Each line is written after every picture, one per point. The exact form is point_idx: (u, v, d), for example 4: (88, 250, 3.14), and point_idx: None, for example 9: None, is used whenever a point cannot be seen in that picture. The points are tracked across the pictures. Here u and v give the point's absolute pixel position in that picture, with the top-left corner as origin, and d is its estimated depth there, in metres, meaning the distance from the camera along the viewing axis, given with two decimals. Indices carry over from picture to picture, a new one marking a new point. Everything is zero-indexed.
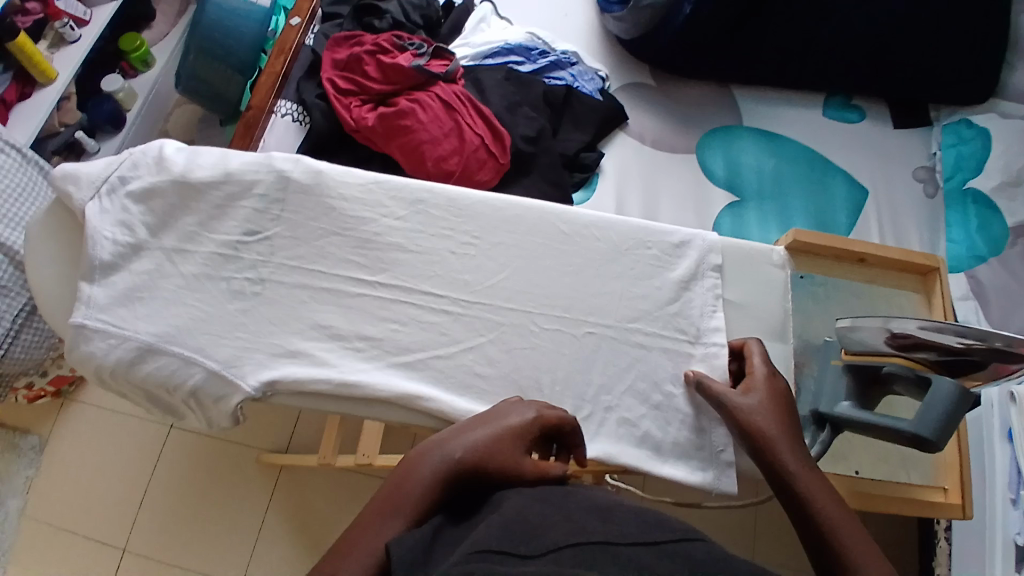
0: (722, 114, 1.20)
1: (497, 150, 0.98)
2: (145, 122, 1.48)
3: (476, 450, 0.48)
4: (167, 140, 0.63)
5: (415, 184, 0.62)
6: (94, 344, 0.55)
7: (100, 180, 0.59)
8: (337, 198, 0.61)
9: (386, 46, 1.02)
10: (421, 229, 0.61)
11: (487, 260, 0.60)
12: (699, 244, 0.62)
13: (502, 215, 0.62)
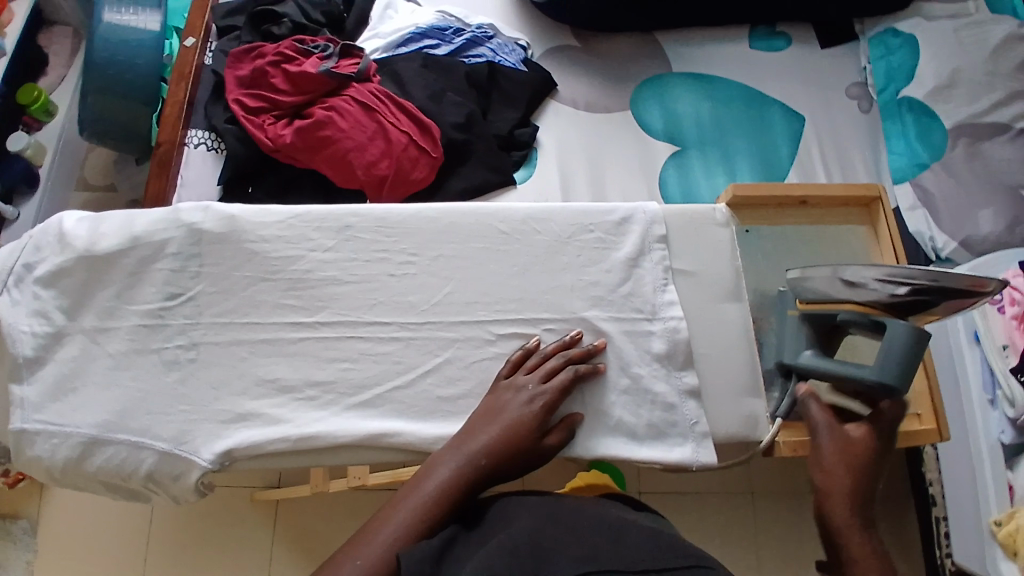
0: (652, 65, 1.18)
1: (427, 145, 0.95)
2: (61, 175, 1.41)
3: (489, 456, 0.51)
4: (67, 212, 0.62)
5: (340, 209, 0.60)
6: (38, 446, 0.55)
7: (4, 271, 0.58)
8: (257, 241, 0.58)
9: (290, 54, 0.96)
10: (352, 257, 0.59)
11: (427, 276, 0.59)
12: (641, 216, 0.61)
13: (435, 226, 0.60)
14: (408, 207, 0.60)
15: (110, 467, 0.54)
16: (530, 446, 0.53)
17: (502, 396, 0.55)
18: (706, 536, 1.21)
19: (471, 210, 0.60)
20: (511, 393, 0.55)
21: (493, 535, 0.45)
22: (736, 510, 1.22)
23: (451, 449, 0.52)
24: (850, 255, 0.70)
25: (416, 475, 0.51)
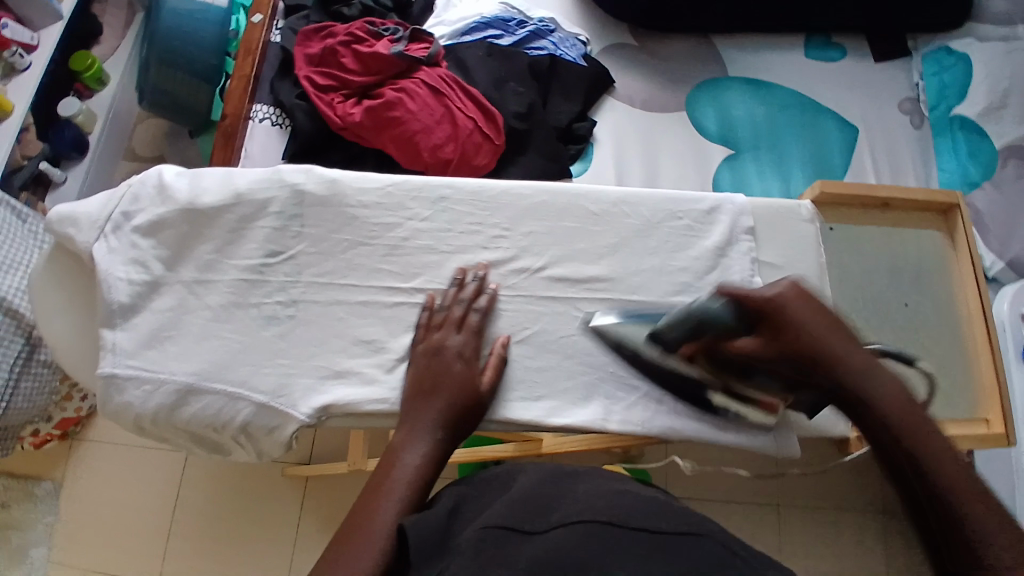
0: (708, 68, 1.18)
1: (491, 131, 0.96)
2: (110, 143, 1.43)
3: (441, 420, 0.53)
4: (165, 166, 0.64)
5: (437, 181, 0.63)
6: (129, 391, 0.56)
7: (102, 219, 0.60)
8: (356, 205, 0.62)
9: (360, 35, 0.98)
10: (449, 227, 0.62)
11: (518, 252, 0.62)
12: (729, 208, 0.63)
13: (528, 202, 0.63)
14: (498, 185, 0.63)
15: (204, 417, 0.56)
16: (471, 393, 0.55)
17: (435, 358, 0.56)
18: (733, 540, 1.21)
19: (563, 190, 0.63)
20: (441, 355, 0.56)
21: (499, 496, 0.46)
22: (759, 519, 1.22)
23: (404, 427, 0.53)
24: (925, 257, 0.75)
25: (386, 459, 0.50)
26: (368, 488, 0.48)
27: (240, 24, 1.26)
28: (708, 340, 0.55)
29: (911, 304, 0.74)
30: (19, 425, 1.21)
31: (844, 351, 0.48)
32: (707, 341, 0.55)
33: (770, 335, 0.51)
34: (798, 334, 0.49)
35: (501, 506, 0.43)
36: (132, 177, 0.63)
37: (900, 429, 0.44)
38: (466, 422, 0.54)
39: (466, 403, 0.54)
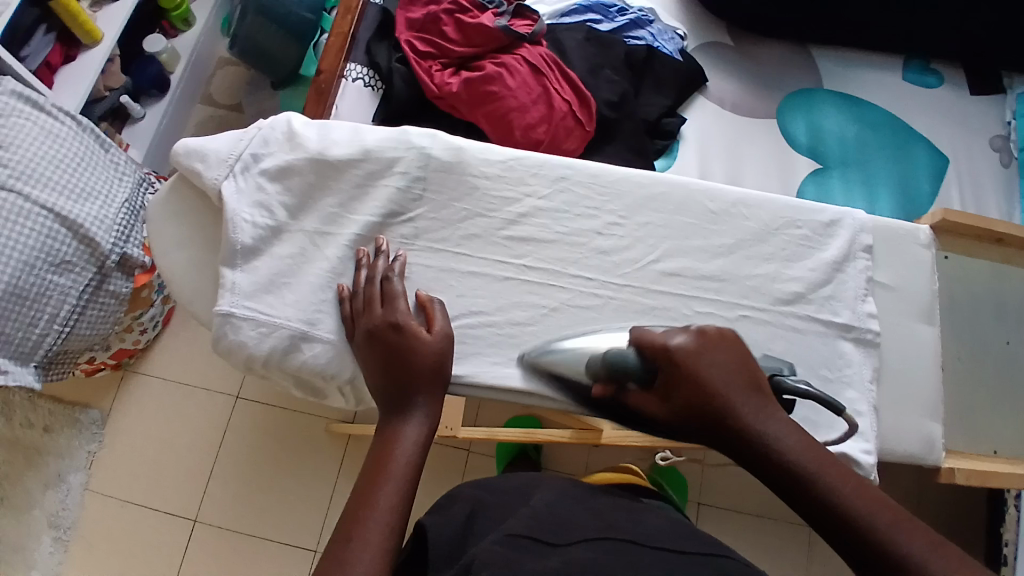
0: (802, 77, 1.15)
1: (583, 116, 0.95)
2: (189, 84, 1.45)
3: (395, 387, 0.56)
4: (292, 114, 0.67)
5: (558, 161, 0.67)
6: (245, 331, 0.60)
7: (232, 157, 0.63)
8: (480, 176, 0.66)
9: (465, 5, 0.98)
10: (566, 208, 0.66)
11: (632, 241, 0.65)
12: (849, 222, 0.67)
13: (647, 193, 0.67)
14: (627, 169, 0.67)
15: (315, 365, 0.60)
16: (431, 365, 0.57)
17: (377, 331, 0.58)
18: (762, 554, 1.18)
19: (685, 182, 0.67)
20: (378, 330, 0.58)
21: (517, 509, 0.58)
22: (791, 537, 1.19)
23: (386, 405, 0.57)
24: None
25: (385, 438, 0.54)
26: (366, 472, 0.53)
27: None
28: (618, 386, 0.54)
29: (1011, 343, 0.75)
30: (79, 357, 1.21)
31: (755, 407, 0.50)
32: (614, 387, 0.54)
33: (665, 395, 0.52)
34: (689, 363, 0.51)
35: (521, 520, 0.53)
36: (260, 120, 0.66)
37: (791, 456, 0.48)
38: (432, 391, 0.57)
39: (429, 371, 0.57)
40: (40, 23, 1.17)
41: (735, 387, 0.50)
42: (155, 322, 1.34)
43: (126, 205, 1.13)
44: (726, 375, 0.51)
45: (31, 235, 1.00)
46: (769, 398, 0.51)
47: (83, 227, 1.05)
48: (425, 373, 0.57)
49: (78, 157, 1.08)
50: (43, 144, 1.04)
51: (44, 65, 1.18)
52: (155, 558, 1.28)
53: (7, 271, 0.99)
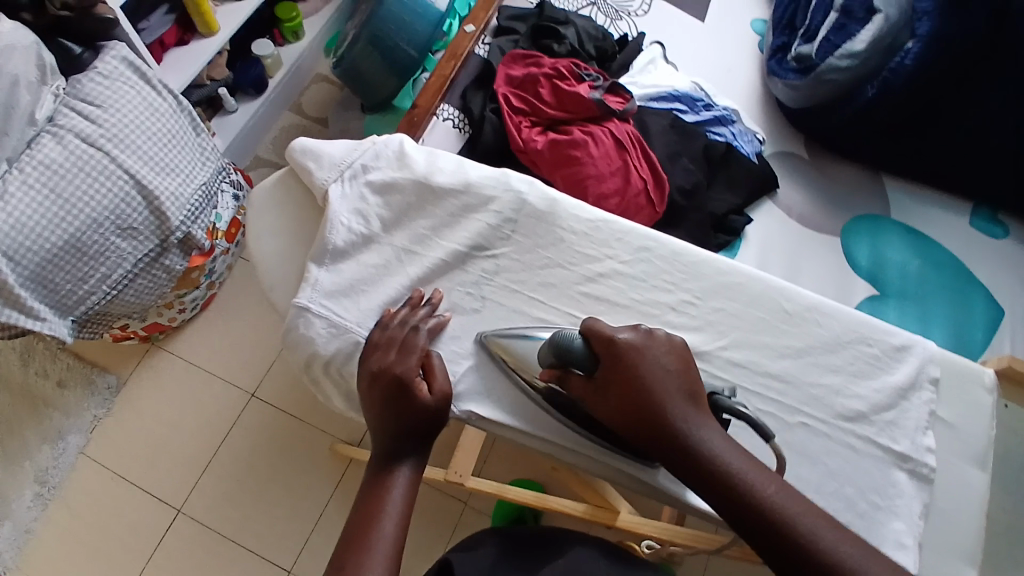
0: (869, 203, 1.18)
1: (655, 197, 0.97)
2: (283, 93, 1.53)
3: (392, 431, 0.59)
4: (405, 136, 0.75)
5: (643, 232, 0.70)
6: (315, 327, 0.65)
7: (343, 164, 0.71)
8: (568, 230, 0.70)
9: (564, 73, 1.04)
10: (644, 277, 0.68)
11: (704, 324, 0.67)
12: (919, 351, 0.68)
13: (725, 280, 0.69)
14: (709, 252, 0.69)
15: None
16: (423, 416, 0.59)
17: (382, 378, 0.60)
18: None
19: (763, 278, 0.69)
20: (383, 376, 0.60)
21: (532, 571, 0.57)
22: None
23: (380, 453, 0.59)
24: None
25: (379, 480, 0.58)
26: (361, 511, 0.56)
27: (451, 30, 1.33)
28: (564, 371, 0.60)
29: None
30: (114, 322, 1.21)
31: (688, 411, 0.56)
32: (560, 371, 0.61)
33: (605, 386, 0.58)
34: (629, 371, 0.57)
35: None
36: (374, 136, 0.74)
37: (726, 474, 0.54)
38: (424, 442, 0.60)
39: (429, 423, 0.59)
40: (162, 4, 1.26)
41: (672, 393, 0.57)
42: (195, 305, 1.37)
43: (202, 187, 1.18)
44: (663, 381, 0.57)
45: (108, 197, 1.04)
46: (705, 409, 0.57)
47: (159, 200, 1.09)
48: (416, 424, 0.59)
49: (171, 134, 1.13)
50: (143, 114, 1.08)
51: (157, 42, 1.26)
52: (128, 539, 1.25)
53: (74, 224, 1.01)
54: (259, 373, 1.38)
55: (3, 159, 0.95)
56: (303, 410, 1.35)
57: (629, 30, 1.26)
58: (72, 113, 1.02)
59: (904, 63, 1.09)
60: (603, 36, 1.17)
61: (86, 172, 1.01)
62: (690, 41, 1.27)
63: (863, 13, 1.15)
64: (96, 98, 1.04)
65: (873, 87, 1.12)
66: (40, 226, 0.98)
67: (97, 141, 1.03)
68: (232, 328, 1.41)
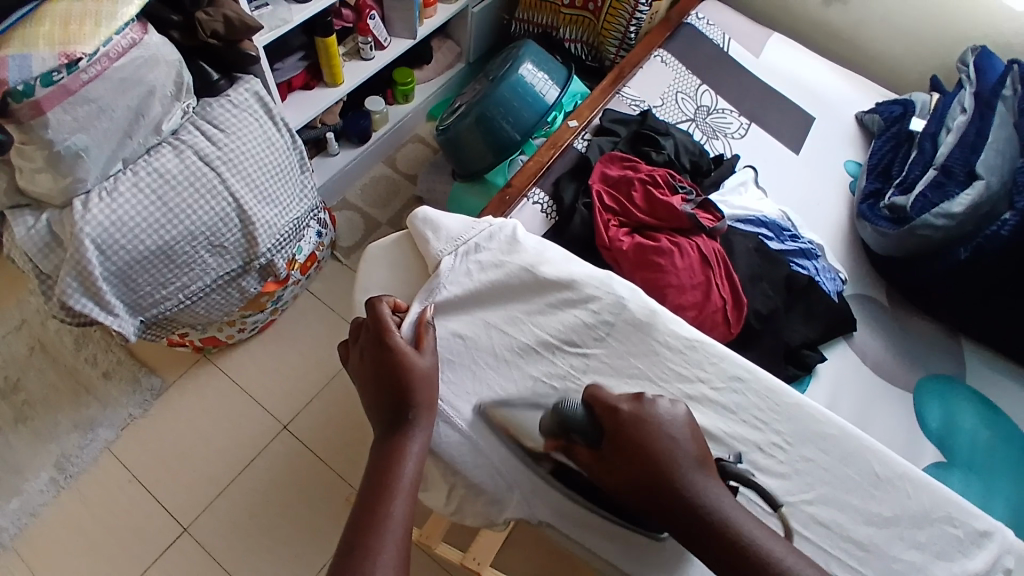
0: (946, 365, 1.14)
1: (732, 317, 0.97)
2: (382, 145, 1.63)
3: (386, 397, 0.62)
4: (520, 224, 0.81)
5: (738, 362, 0.69)
6: None
7: (459, 239, 0.78)
8: (665, 344, 0.70)
9: (659, 181, 1.07)
10: (734, 408, 0.67)
11: (788, 472, 0.65)
12: (1004, 539, 0.64)
13: (818, 428, 0.66)
14: (804, 397, 0.67)
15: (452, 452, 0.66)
16: (410, 373, 0.62)
17: (372, 346, 0.64)
18: None
19: (858, 435, 0.66)
20: (373, 345, 0.64)
21: None
22: None
23: (385, 428, 0.61)
24: None
25: (387, 454, 0.59)
26: (366, 501, 0.56)
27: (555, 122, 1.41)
28: (567, 442, 0.62)
29: None
30: (177, 329, 1.25)
31: (695, 473, 0.57)
32: (563, 443, 0.62)
33: (606, 458, 0.59)
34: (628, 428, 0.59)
35: None
36: (492, 218, 0.81)
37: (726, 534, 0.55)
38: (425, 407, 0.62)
39: (417, 389, 0.62)
40: (297, 49, 1.35)
41: (684, 457, 0.58)
42: (254, 327, 1.40)
43: (293, 221, 1.25)
44: (674, 437, 0.59)
45: (209, 214, 1.09)
46: (712, 471, 0.59)
47: (253, 226, 1.14)
48: (402, 383, 0.62)
49: (279, 168, 1.20)
50: (259, 145, 1.15)
51: (286, 82, 1.36)
52: (128, 546, 1.23)
53: (171, 233, 1.07)
54: (297, 407, 1.38)
55: (121, 159, 1.03)
56: (329, 453, 1.34)
57: (724, 150, 1.30)
58: (196, 131, 1.09)
59: (1000, 232, 1.08)
60: (700, 153, 1.20)
61: (195, 188, 1.07)
62: (782, 170, 1.30)
63: (962, 175, 1.16)
64: (221, 122, 1.11)
65: (965, 249, 1.11)
66: (140, 228, 1.04)
67: (212, 161, 1.09)
68: (282, 356, 1.43)
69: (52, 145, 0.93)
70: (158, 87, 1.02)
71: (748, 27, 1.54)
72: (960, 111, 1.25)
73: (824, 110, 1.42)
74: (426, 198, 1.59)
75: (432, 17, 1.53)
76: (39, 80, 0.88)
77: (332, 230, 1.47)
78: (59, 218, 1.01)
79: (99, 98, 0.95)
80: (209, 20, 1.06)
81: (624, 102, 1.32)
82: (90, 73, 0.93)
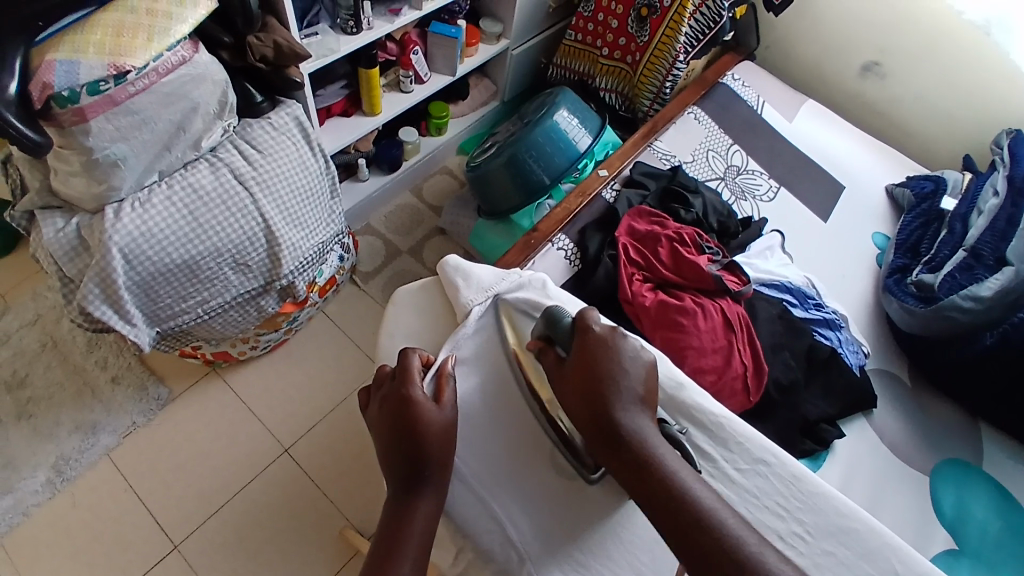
0: (967, 452, 1.10)
1: (752, 385, 0.95)
2: (410, 175, 1.65)
3: (397, 451, 0.61)
4: (547, 277, 0.82)
5: (764, 445, 0.68)
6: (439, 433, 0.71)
7: (488, 289, 0.80)
8: (690, 419, 0.70)
9: (686, 240, 1.07)
10: (757, 492, 0.66)
11: (810, 565, 0.63)
12: None
13: (843, 522, 0.65)
14: (829, 487, 0.66)
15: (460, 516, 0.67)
16: (423, 425, 0.61)
17: (389, 401, 0.64)
18: None
19: (886, 533, 0.64)
20: (391, 398, 0.64)
21: None
22: None
23: (398, 483, 0.60)
24: None
25: (399, 513, 0.58)
26: (377, 557, 0.55)
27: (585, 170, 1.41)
28: (546, 345, 0.73)
29: None
30: (190, 342, 1.25)
31: (631, 409, 0.64)
32: (543, 344, 0.73)
33: (567, 369, 0.68)
34: (586, 359, 0.67)
35: None
36: (522, 271, 0.82)
37: (650, 468, 0.60)
38: (438, 472, 0.61)
39: (433, 443, 0.61)
40: (339, 78, 1.38)
41: (626, 388, 0.65)
42: (266, 345, 1.39)
43: (318, 245, 1.25)
44: (625, 369, 0.66)
45: (236, 231, 1.10)
46: (650, 411, 0.65)
47: (279, 248, 1.15)
48: (417, 436, 0.61)
49: (311, 192, 1.21)
50: (294, 168, 1.16)
51: (325, 108, 1.38)
52: (116, 557, 1.21)
53: (198, 248, 1.07)
54: (299, 430, 1.37)
55: (158, 171, 1.05)
56: (323, 478, 1.32)
57: (751, 212, 1.30)
58: (233, 150, 1.11)
59: None
60: (728, 214, 1.20)
61: (225, 204, 1.08)
62: (809, 237, 1.29)
63: (992, 261, 1.15)
64: (259, 144, 1.13)
65: (991, 336, 1.10)
66: (168, 241, 1.04)
67: (246, 180, 1.10)
68: (289, 375, 1.43)
69: (91, 152, 0.95)
70: (202, 105, 1.05)
71: (782, 91, 1.56)
72: (993, 194, 1.25)
73: (853, 181, 1.42)
74: (448, 230, 1.60)
75: (473, 56, 1.56)
76: (85, 88, 0.89)
77: (353, 254, 1.48)
78: (89, 223, 1.02)
79: (143, 111, 0.97)
80: (259, 45, 1.08)
81: (654, 156, 1.33)
82: (137, 86, 0.95)
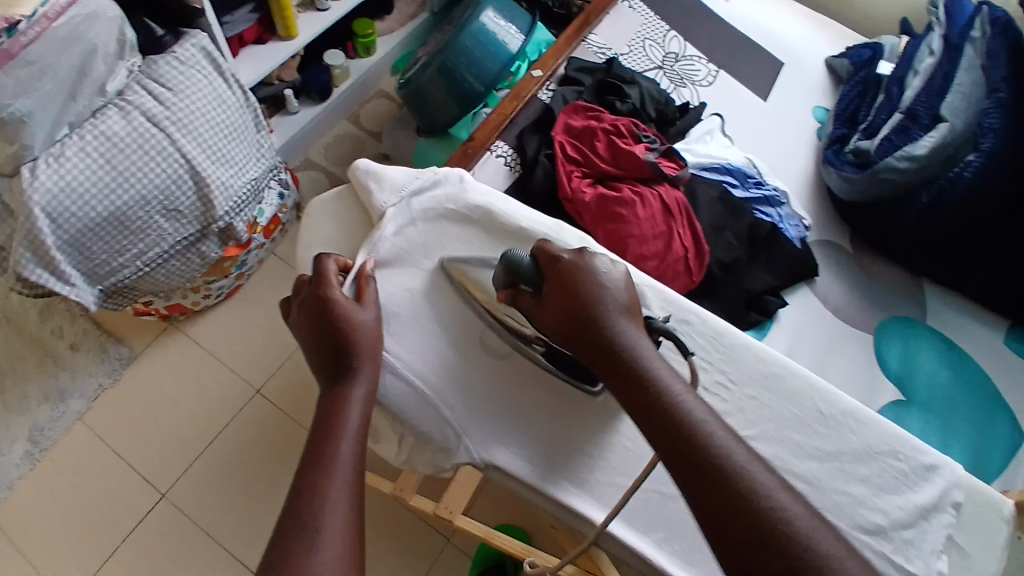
0: (908, 308, 1.15)
1: (695, 266, 0.97)
2: (343, 102, 1.58)
3: (322, 346, 0.64)
4: (462, 171, 0.85)
5: (688, 306, 0.75)
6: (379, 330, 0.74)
7: (401, 188, 0.82)
8: None
9: (622, 131, 1.05)
10: (684, 349, 0.73)
11: (734, 408, 0.71)
12: (948, 475, 0.70)
13: (765, 369, 0.73)
14: (749, 339, 0.73)
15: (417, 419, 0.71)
16: (345, 319, 0.64)
17: (309, 302, 0.66)
18: None
19: (803, 375, 0.73)
20: (310, 300, 0.66)
21: None
22: None
23: (329, 375, 0.63)
24: None
25: (333, 399, 0.60)
26: (314, 439, 0.57)
27: (519, 73, 1.36)
28: (516, 290, 0.71)
29: None
30: (140, 297, 1.23)
31: (620, 319, 0.64)
32: (511, 293, 0.71)
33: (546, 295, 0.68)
34: (571, 277, 0.66)
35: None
36: (435, 168, 0.84)
37: (641, 378, 0.60)
38: (369, 359, 0.63)
39: (360, 338, 0.64)
40: (246, 1, 1.29)
41: (614, 299, 0.65)
42: (220, 292, 1.38)
43: (251, 181, 1.21)
44: (608, 283, 0.66)
45: (160, 175, 1.05)
46: (637, 322, 0.66)
47: (208, 188, 1.11)
48: (341, 333, 0.63)
49: (233, 126, 1.16)
50: (210, 103, 1.10)
51: (237, 37, 1.30)
52: (108, 514, 1.24)
53: (123, 197, 1.03)
54: (268, 370, 1.37)
55: (66, 123, 0.98)
56: (300, 412, 1.34)
57: (690, 98, 1.28)
58: (142, 91, 1.05)
59: (963, 174, 1.10)
60: (666, 102, 1.18)
61: (144, 149, 1.03)
62: (749, 118, 1.29)
63: (926, 120, 1.15)
64: (168, 80, 1.06)
65: (926, 195, 1.12)
66: (89, 194, 1.00)
67: (160, 121, 1.05)
68: (250, 319, 1.42)
69: None
70: (102, 47, 0.98)
71: None
72: (929, 54, 1.24)
73: (791, 55, 1.40)
74: (391, 155, 1.56)
75: None
76: None
77: (295, 190, 1.44)
78: (8, 186, 0.96)
79: (41, 60, 0.90)
80: None
81: (589, 51, 1.29)
82: (30, 35, 0.88)
